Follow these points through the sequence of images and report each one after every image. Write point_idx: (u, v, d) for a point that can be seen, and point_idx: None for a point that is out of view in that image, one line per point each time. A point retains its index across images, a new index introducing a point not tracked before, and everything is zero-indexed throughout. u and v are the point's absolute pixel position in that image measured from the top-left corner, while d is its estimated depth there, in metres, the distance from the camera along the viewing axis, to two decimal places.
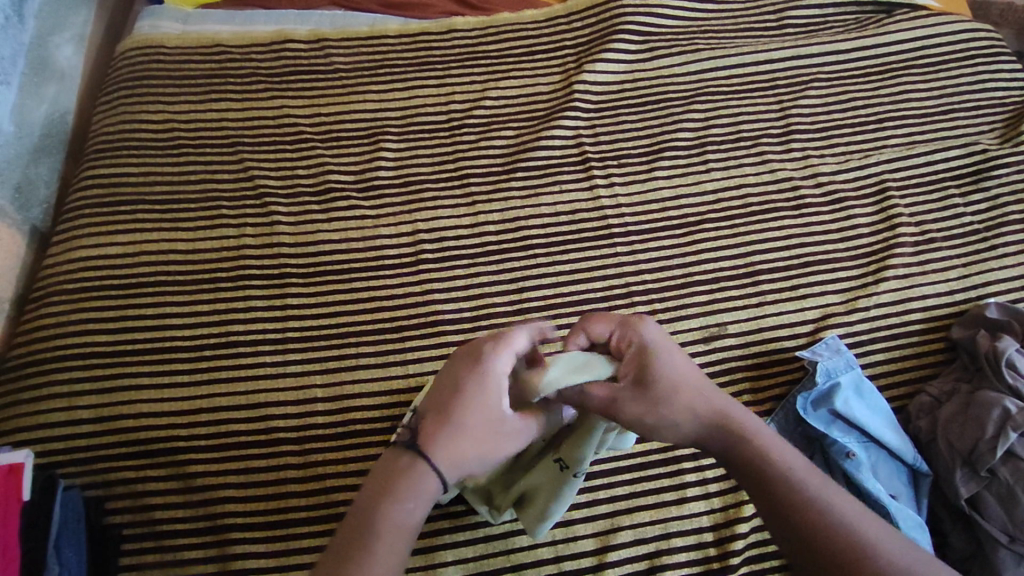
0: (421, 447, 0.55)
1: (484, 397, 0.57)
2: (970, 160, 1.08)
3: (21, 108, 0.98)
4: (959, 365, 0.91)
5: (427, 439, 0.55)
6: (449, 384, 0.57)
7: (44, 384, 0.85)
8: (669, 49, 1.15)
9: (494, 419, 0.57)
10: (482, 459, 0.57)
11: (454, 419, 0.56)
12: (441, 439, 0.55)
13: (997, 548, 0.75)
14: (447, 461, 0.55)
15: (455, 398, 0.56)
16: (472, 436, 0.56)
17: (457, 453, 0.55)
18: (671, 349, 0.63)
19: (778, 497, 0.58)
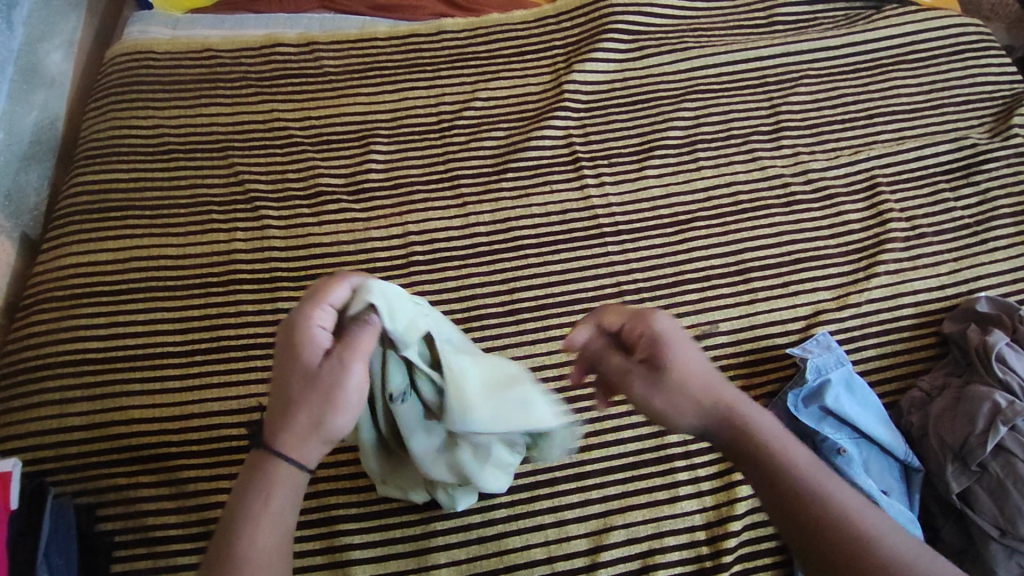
0: (264, 442, 0.50)
1: (302, 361, 0.50)
2: (961, 154, 1.08)
3: (10, 115, 0.98)
4: (950, 360, 0.91)
5: (275, 434, 0.50)
6: (275, 367, 0.52)
7: (35, 392, 0.84)
8: (658, 48, 1.15)
9: (323, 376, 0.50)
10: (334, 420, 0.50)
11: (286, 400, 0.50)
12: (279, 422, 0.50)
13: (988, 541, 0.75)
14: (293, 440, 0.49)
15: (289, 383, 0.50)
16: (305, 403, 0.49)
17: (300, 427, 0.49)
18: (680, 338, 0.58)
19: (788, 493, 0.50)
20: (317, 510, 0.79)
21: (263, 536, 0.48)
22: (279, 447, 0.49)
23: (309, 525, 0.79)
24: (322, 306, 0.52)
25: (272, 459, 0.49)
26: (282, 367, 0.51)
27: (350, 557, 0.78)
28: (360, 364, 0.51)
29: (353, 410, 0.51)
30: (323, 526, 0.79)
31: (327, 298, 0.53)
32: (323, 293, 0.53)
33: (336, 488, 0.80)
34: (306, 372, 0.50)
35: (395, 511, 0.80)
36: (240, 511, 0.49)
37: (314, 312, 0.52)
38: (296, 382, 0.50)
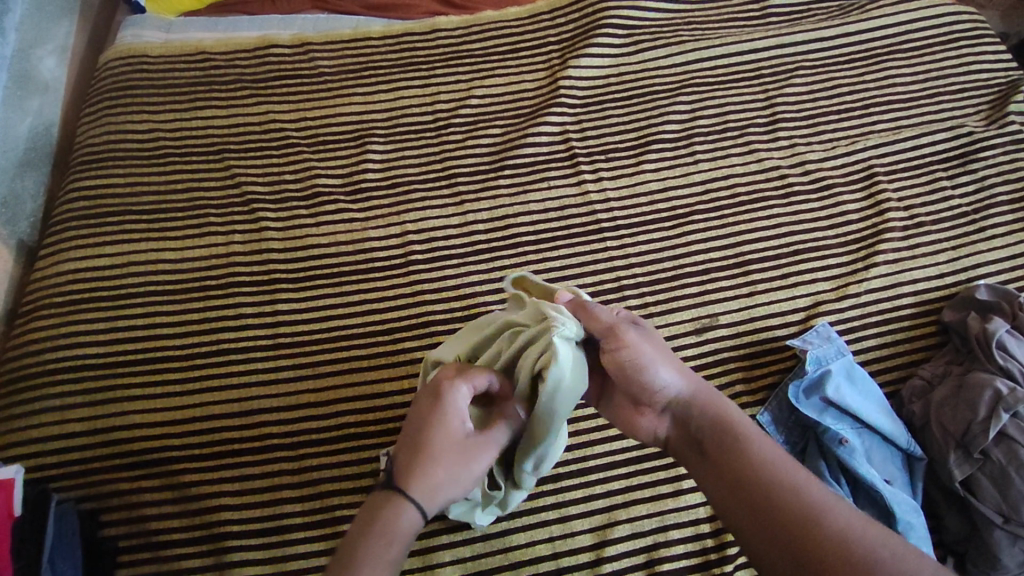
0: (395, 481, 0.56)
1: (454, 433, 0.58)
2: (958, 142, 1.08)
3: (5, 122, 0.98)
4: (951, 348, 0.91)
5: (405, 475, 0.56)
6: (422, 430, 0.57)
7: (35, 399, 0.84)
8: (653, 42, 1.15)
9: (464, 452, 0.58)
10: (459, 490, 0.58)
11: (420, 451, 0.57)
12: (416, 472, 0.56)
13: (992, 528, 0.75)
14: (431, 502, 0.56)
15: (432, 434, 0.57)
16: (447, 472, 0.57)
17: (437, 492, 0.56)
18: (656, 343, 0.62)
19: (759, 489, 0.54)
20: (322, 510, 0.80)
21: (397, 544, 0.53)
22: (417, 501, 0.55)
23: (314, 525, 0.79)
24: (473, 386, 0.60)
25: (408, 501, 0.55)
26: (433, 434, 0.57)
27: None
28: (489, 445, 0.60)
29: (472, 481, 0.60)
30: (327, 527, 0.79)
31: (476, 380, 0.60)
32: (476, 377, 0.60)
33: (341, 488, 0.81)
34: (452, 445, 0.58)
35: None
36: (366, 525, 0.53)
37: (467, 392, 0.60)
38: (444, 450, 0.57)
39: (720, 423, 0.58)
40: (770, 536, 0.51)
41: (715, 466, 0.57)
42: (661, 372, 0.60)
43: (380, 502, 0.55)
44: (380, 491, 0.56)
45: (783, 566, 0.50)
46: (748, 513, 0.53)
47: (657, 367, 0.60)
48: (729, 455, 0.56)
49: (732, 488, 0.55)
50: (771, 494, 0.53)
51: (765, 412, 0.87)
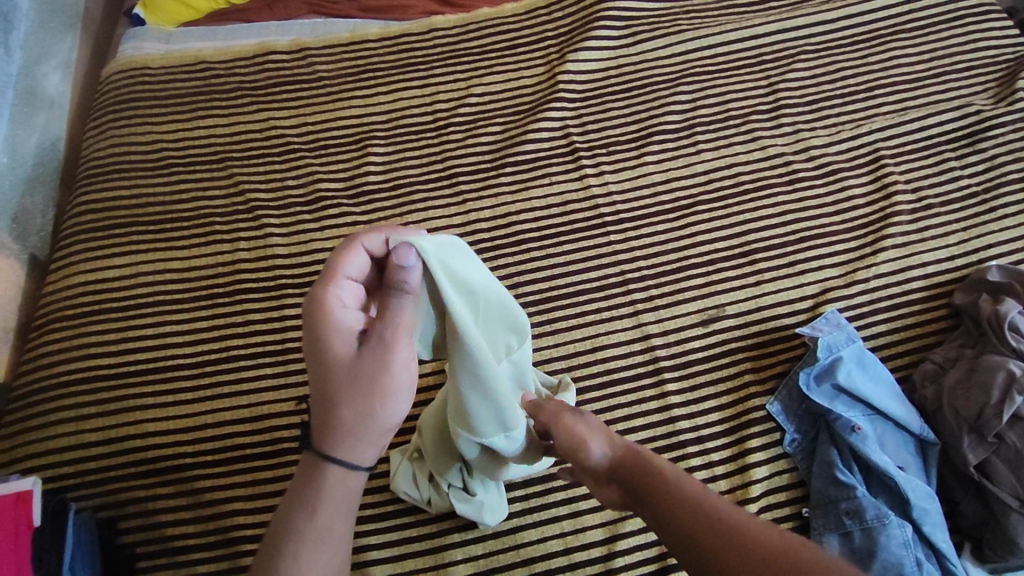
0: (324, 434, 0.50)
1: (336, 354, 0.50)
2: (966, 121, 1.06)
3: (14, 139, 0.99)
4: (963, 330, 0.89)
5: (332, 425, 0.50)
6: (310, 356, 0.51)
7: (51, 411, 0.86)
8: (651, 33, 1.14)
9: (363, 364, 0.50)
10: (388, 411, 0.51)
11: (332, 390, 0.50)
12: (337, 420, 0.50)
13: (1008, 512, 0.74)
14: (346, 440, 0.50)
15: (334, 366, 0.50)
16: (354, 398, 0.50)
17: (348, 425, 0.50)
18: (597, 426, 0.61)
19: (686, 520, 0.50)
20: None
21: (325, 514, 0.50)
22: (339, 451, 0.50)
23: None
24: (340, 284, 0.52)
25: (324, 471, 0.50)
26: (315, 362, 0.51)
27: (368, 558, 0.78)
28: (394, 339, 0.51)
29: (406, 390, 0.52)
30: None
31: (342, 272, 0.52)
32: (340, 271, 0.52)
33: None
34: (342, 363, 0.50)
35: (409, 509, 0.80)
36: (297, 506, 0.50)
37: (333, 292, 0.51)
38: (336, 372, 0.50)
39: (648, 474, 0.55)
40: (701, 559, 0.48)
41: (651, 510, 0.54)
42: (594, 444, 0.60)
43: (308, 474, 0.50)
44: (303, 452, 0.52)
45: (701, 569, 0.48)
46: (685, 547, 0.50)
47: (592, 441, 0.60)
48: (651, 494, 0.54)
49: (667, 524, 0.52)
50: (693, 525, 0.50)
51: (775, 402, 0.86)
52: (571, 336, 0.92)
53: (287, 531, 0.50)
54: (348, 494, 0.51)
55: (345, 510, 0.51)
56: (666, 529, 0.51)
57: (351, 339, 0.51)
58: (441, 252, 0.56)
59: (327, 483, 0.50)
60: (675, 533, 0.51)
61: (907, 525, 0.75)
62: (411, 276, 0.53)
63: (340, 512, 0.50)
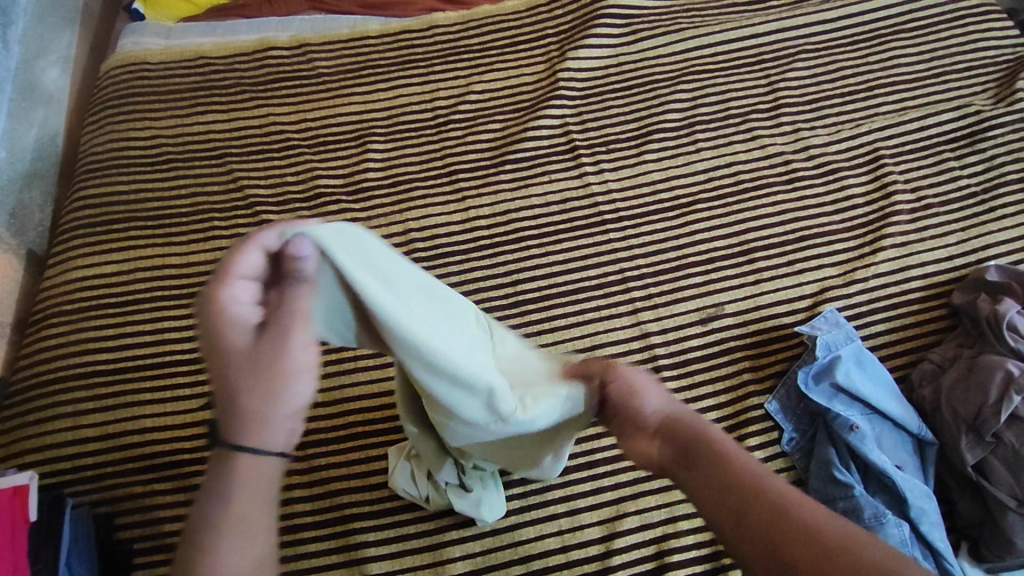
0: (228, 429, 0.45)
1: (233, 347, 0.45)
2: (965, 122, 1.06)
3: (11, 134, 0.99)
4: (961, 330, 0.90)
5: (235, 418, 0.45)
6: (206, 351, 0.46)
7: (48, 406, 0.85)
8: (652, 31, 1.14)
9: (260, 353, 0.45)
10: (292, 396, 0.46)
11: (231, 383, 0.45)
12: (240, 411, 0.45)
13: (1006, 512, 0.74)
14: (252, 430, 0.45)
15: (230, 357, 0.45)
16: (251, 386, 0.45)
17: (253, 415, 0.45)
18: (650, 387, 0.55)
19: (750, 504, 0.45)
20: (331, 509, 0.80)
21: (237, 505, 0.45)
22: (240, 439, 0.45)
23: (323, 525, 0.79)
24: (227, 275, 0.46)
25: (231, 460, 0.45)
26: (212, 356, 0.46)
27: (365, 555, 0.78)
28: (293, 323, 0.46)
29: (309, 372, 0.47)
30: (336, 526, 0.79)
31: (228, 262, 0.46)
32: (230, 266, 0.45)
33: (348, 486, 0.81)
34: (240, 354, 0.45)
35: (407, 506, 0.80)
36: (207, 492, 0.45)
37: (219, 286, 0.46)
38: (234, 364, 0.45)
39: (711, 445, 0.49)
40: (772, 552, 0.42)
41: (704, 487, 0.47)
42: (652, 400, 0.54)
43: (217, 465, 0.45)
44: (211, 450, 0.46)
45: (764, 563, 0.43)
46: (747, 532, 0.44)
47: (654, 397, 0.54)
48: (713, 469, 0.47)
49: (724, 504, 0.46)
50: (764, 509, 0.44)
51: (774, 401, 0.86)
52: (570, 334, 0.92)
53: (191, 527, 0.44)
54: (265, 483, 0.46)
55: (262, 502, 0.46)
56: (727, 510, 0.45)
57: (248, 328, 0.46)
58: (338, 242, 0.49)
59: (241, 472, 0.45)
60: (735, 517, 0.45)
61: (904, 524, 0.75)
62: (307, 261, 0.47)
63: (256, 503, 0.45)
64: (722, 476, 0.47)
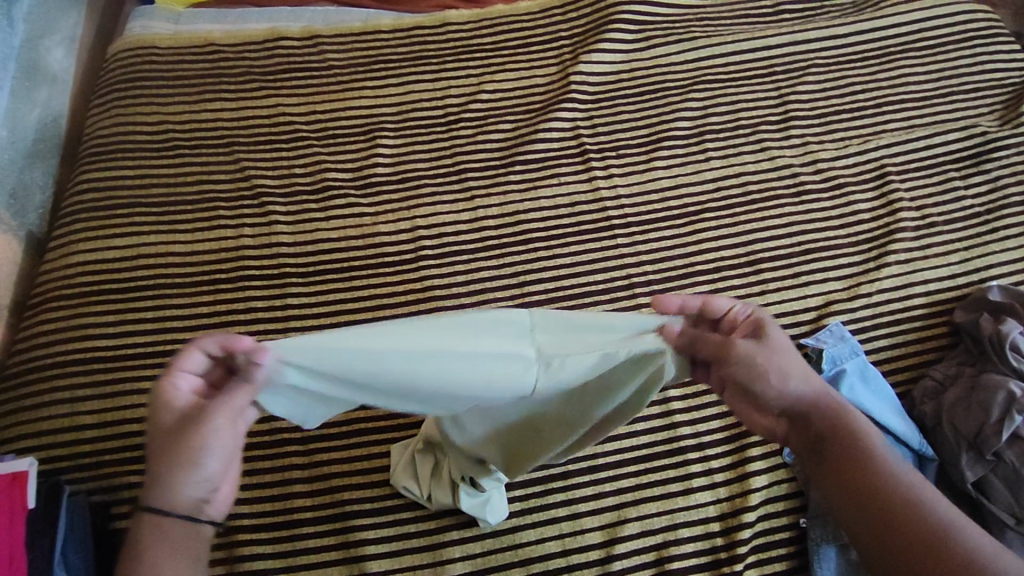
0: (149, 493, 0.51)
1: (169, 426, 0.51)
2: (971, 142, 1.07)
3: (13, 112, 0.97)
4: (963, 348, 0.90)
5: (153, 485, 0.51)
6: (149, 429, 0.52)
7: (45, 391, 0.84)
8: (665, 38, 1.14)
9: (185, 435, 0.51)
10: (199, 473, 0.51)
11: (159, 456, 0.51)
12: (159, 478, 0.50)
13: (1003, 530, 0.75)
14: (165, 496, 0.50)
15: (164, 436, 0.51)
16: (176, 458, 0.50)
17: (171, 485, 0.50)
18: (786, 364, 0.59)
19: (870, 495, 0.55)
20: (332, 505, 0.79)
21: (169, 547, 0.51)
22: (154, 502, 0.50)
23: (323, 521, 0.79)
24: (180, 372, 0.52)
25: (148, 522, 0.51)
26: (153, 433, 0.52)
27: (365, 553, 0.77)
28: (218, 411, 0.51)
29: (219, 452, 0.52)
30: (336, 522, 0.79)
31: (183, 366, 0.52)
32: (177, 361, 0.52)
33: (349, 482, 0.81)
34: (169, 434, 0.51)
35: (408, 505, 0.80)
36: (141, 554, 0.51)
37: (170, 382, 0.52)
38: (166, 442, 0.51)
39: (844, 433, 0.58)
40: (876, 536, 0.55)
41: (830, 470, 0.58)
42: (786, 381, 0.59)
43: (150, 533, 0.51)
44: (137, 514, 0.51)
45: (866, 541, 0.55)
46: (862, 515, 0.56)
47: (778, 376, 0.58)
48: (843, 460, 0.57)
49: (847, 490, 0.57)
50: (882, 500, 0.55)
51: None
52: None
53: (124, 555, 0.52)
54: (198, 547, 0.53)
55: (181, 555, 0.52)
56: (846, 494, 0.57)
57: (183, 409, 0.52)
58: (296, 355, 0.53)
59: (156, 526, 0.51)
60: (853, 500, 0.56)
61: None
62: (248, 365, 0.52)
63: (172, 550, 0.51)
64: (853, 467, 0.57)
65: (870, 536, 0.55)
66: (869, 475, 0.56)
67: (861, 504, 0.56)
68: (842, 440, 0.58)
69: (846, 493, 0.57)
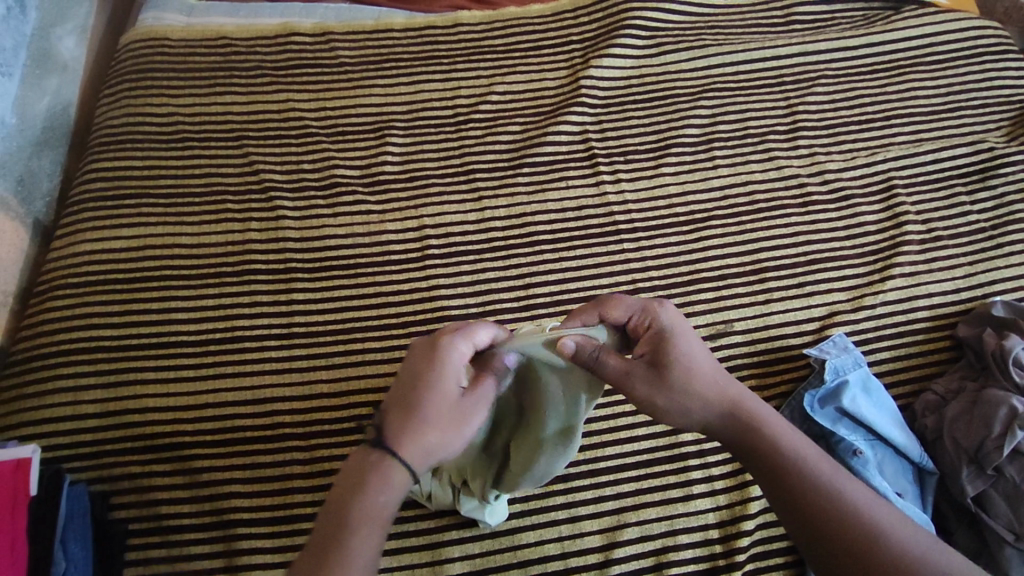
0: (395, 440, 0.54)
1: (442, 385, 0.56)
2: (979, 158, 1.07)
3: (23, 101, 0.97)
4: (965, 364, 0.91)
5: (396, 435, 0.54)
6: (408, 382, 0.56)
7: (48, 379, 0.84)
8: (675, 45, 1.15)
9: (455, 404, 0.56)
10: (449, 443, 0.55)
11: (418, 411, 0.55)
12: (411, 431, 0.54)
13: (1003, 546, 0.75)
14: (418, 449, 0.54)
15: (432, 393, 0.55)
16: (433, 426, 0.55)
17: (428, 445, 0.54)
18: (699, 364, 0.62)
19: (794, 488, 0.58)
20: None
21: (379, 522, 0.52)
22: (404, 455, 0.53)
23: None
24: (464, 345, 0.58)
25: (379, 471, 0.53)
26: (416, 384, 0.56)
27: None
28: (482, 408, 0.57)
29: (457, 447, 0.57)
30: None
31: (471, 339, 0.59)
32: (466, 334, 0.59)
33: None
34: (445, 398, 0.56)
35: (408, 503, 0.80)
36: (344, 522, 0.50)
37: (454, 349, 0.57)
38: (434, 399, 0.55)
39: (764, 428, 0.60)
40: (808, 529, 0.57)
41: (758, 467, 0.60)
42: (702, 380, 0.61)
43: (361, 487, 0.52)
44: (360, 460, 0.54)
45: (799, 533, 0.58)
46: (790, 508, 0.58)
47: (692, 377, 0.61)
48: (765, 457, 0.59)
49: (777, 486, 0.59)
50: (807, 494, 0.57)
51: None
52: None
53: (316, 529, 0.51)
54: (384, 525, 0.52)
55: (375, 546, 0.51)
56: (774, 488, 0.59)
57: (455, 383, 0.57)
58: None
59: (383, 500, 0.52)
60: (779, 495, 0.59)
61: None
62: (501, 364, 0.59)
63: (377, 546, 0.51)
64: (775, 462, 0.59)
65: (803, 529, 0.58)
66: (794, 468, 0.58)
67: (790, 499, 0.58)
68: (763, 434, 0.60)
69: (774, 488, 0.59)
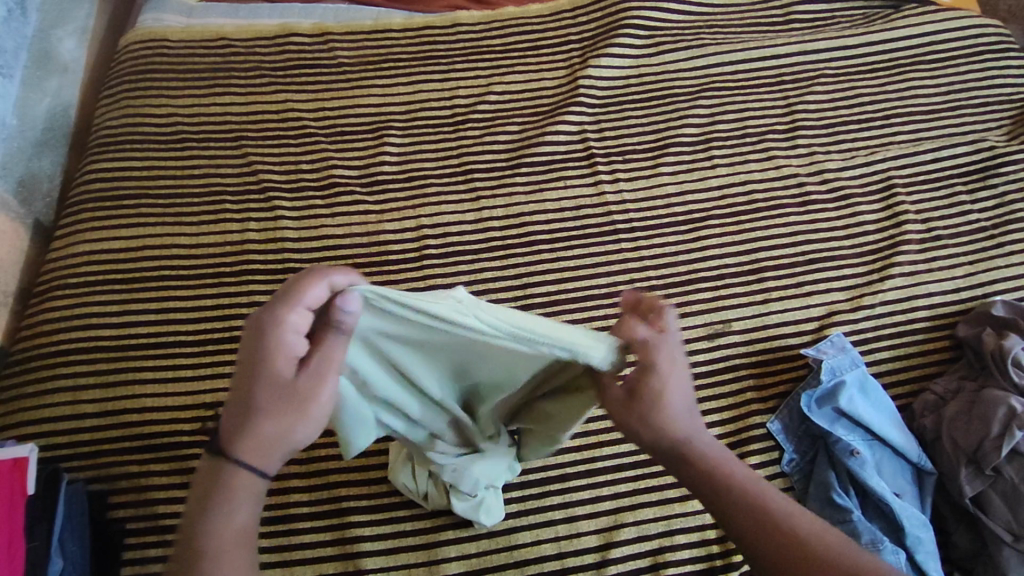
0: (228, 438, 0.48)
1: (271, 368, 0.47)
2: (979, 156, 1.07)
3: (23, 102, 0.98)
4: (964, 363, 0.90)
5: (232, 431, 0.48)
6: (240, 364, 0.48)
7: (48, 378, 0.84)
8: (674, 45, 1.14)
9: (291, 387, 0.48)
10: (300, 428, 0.48)
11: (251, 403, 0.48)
12: (245, 428, 0.48)
13: (1001, 547, 0.75)
14: (258, 445, 0.48)
15: (260, 377, 0.48)
16: (266, 414, 0.48)
17: (269, 436, 0.48)
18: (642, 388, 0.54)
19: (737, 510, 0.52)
20: (329, 501, 0.80)
21: (234, 521, 0.47)
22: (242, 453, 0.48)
23: (321, 516, 0.79)
24: (294, 314, 0.47)
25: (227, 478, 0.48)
26: (248, 369, 0.48)
27: (361, 550, 0.78)
28: (327, 381, 0.48)
29: (313, 427, 0.49)
30: (333, 518, 0.79)
31: (300, 302, 0.46)
32: (295, 299, 0.46)
33: (346, 480, 0.81)
34: (275, 380, 0.48)
35: (405, 503, 0.80)
36: (198, 531, 0.46)
37: (282, 321, 0.47)
38: (266, 386, 0.48)
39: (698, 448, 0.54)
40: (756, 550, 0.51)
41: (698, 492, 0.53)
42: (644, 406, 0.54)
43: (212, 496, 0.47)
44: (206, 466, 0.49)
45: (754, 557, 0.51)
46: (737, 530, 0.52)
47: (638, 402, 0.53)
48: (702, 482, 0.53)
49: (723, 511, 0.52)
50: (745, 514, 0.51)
51: (776, 420, 0.87)
52: None
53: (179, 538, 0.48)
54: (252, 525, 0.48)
55: (243, 544, 0.47)
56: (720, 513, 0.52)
57: (288, 361, 0.48)
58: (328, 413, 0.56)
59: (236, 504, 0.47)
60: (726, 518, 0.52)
61: (901, 551, 0.75)
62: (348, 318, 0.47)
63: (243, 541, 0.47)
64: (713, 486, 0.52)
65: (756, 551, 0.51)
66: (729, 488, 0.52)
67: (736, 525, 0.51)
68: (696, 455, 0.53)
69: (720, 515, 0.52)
